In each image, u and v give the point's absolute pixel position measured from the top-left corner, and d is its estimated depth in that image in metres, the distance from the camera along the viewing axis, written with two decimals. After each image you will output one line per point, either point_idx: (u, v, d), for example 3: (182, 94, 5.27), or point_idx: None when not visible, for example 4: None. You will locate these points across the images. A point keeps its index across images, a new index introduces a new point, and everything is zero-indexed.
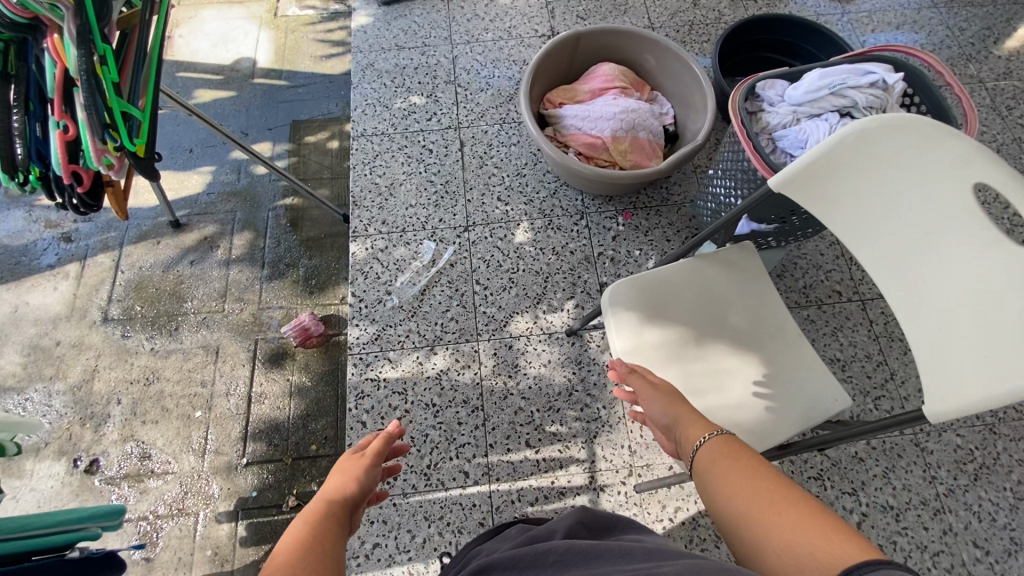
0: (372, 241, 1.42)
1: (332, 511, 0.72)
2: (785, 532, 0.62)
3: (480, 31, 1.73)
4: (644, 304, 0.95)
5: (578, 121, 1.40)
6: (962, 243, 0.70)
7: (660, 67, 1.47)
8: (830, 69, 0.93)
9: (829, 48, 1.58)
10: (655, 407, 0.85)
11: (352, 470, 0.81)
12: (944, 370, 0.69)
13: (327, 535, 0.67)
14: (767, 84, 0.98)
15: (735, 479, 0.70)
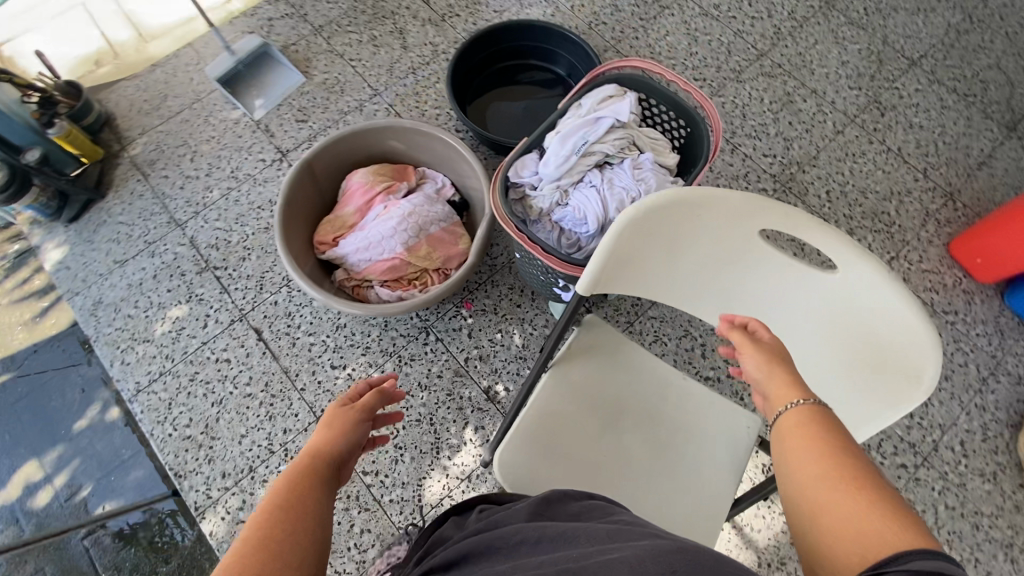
0: (223, 506, 1.18)
1: (310, 484, 0.61)
2: (832, 510, 0.48)
3: (202, 193, 1.46)
4: (540, 451, 0.86)
5: (364, 251, 1.23)
6: (784, 283, 0.66)
7: (410, 145, 1.35)
8: (567, 129, 0.85)
9: (547, 36, 1.55)
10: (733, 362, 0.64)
11: (335, 429, 0.70)
12: (825, 397, 0.69)
13: (297, 512, 0.57)
14: (519, 164, 0.88)
15: (801, 439, 0.54)
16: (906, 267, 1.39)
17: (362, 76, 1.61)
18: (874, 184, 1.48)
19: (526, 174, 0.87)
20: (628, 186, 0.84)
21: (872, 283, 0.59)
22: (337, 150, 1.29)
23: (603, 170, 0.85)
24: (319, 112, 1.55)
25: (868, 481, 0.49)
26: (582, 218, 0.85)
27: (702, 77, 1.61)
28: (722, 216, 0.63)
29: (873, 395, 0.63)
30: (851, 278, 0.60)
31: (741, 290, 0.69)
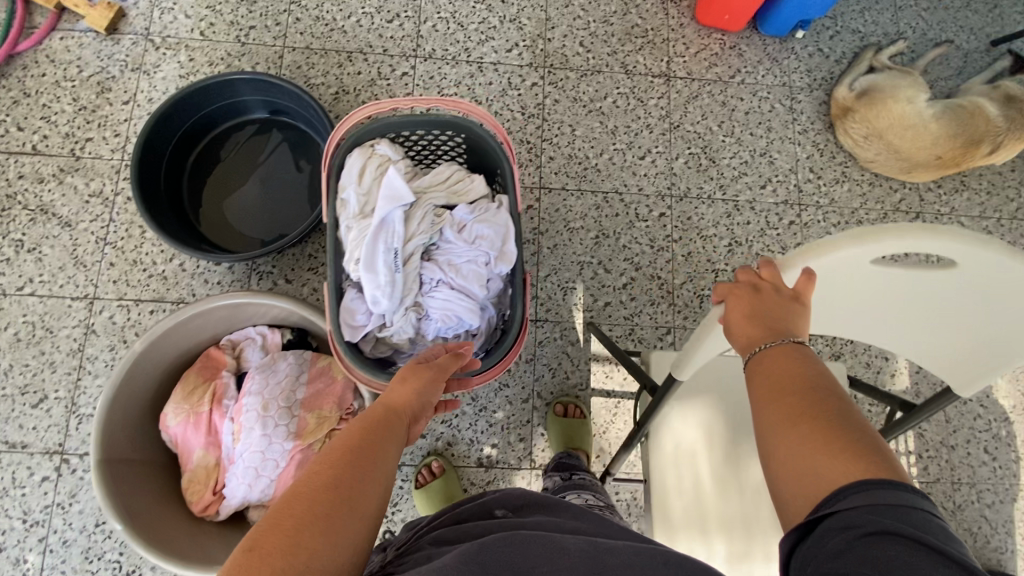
0: None
1: (389, 426, 0.58)
2: (790, 451, 0.49)
3: (16, 572, 1.07)
4: (688, 507, 0.82)
5: (257, 476, 0.99)
6: (897, 284, 0.65)
7: (189, 335, 1.06)
8: (365, 254, 0.68)
9: (204, 95, 1.19)
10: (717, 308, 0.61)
11: (414, 377, 0.64)
12: (947, 358, 0.71)
13: (369, 456, 0.52)
14: (346, 315, 0.71)
15: (766, 381, 0.54)
16: (683, 61, 1.41)
17: (53, 296, 1.18)
18: (607, 7, 1.43)
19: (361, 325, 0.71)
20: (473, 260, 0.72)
21: (999, 268, 0.58)
22: (116, 415, 0.97)
23: (433, 259, 0.70)
24: (49, 377, 1.15)
25: (837, 423, 0.48)
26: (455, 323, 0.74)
27: (393, 16, 1.38)
28: (830, 265, 0.61)
29: (1005, 350, 0.65)
30: (971, 267, 0.60)
31: (845, 301, 0.68)
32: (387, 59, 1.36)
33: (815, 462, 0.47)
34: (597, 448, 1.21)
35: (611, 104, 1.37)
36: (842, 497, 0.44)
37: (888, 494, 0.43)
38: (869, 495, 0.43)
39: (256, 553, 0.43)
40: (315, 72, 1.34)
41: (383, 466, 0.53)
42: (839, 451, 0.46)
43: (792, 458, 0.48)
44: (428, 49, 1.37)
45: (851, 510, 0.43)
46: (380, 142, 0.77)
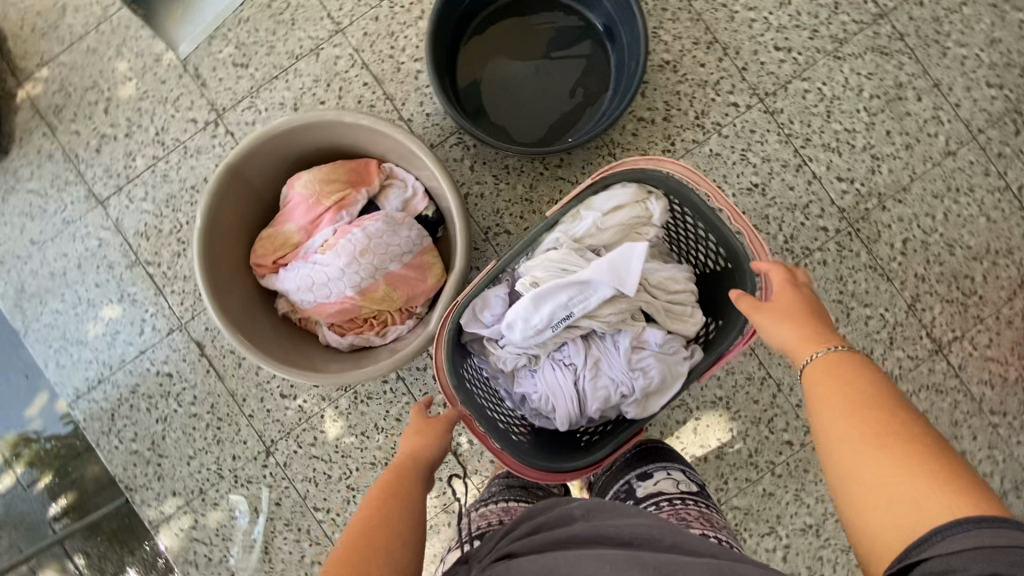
0: (177, 521, 1.20)
1: (409, 480, 0.68)
2: (866, 465, 0.54)
3: (123, 161, 1.18)
4: None
5: (309, 289, 1.02)
6: None
7: (373, 138, 1.03)
8: (545, 293, 0.81)
9: None
10: (781, 330, 0.68)
11: (430, 432, 0.76)
12: None
13: (398, 516, 0.62)
14: (483, 303, 0.85)
15: (832, 381, 0.61)
16: (967, 352, 1.15)
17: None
18: (967, 236, 1.16)
19: (485, 324, 0.85)
20: (619, 376, 0.84)
21: None
22: (271, 142, 0.98)
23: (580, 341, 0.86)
24: (262, 54, 1.17)
25: (940, 467, 0.51)
26: (556, 398, 0.85)
27: (784, 48, 1.17)
28: None
29: None
30: None
31: None
32: (738, 78, 1.17)
33: (901, 482, 0.52)
34: None
35: (863, 315, 1.15)
36: (933, 536, 0.48)
37: (995, 537, 0.46)
38: (977, 535, 0.46)
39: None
40: (673, 28, 1.18)
41: (403, 505, 0.64)
42: (926, 473, 0.51)
43: (874, 475, 0.54)
44: (778, 106, 1.17)
45: (951, 551, 0.47)
46: (654, 200, 0.83)
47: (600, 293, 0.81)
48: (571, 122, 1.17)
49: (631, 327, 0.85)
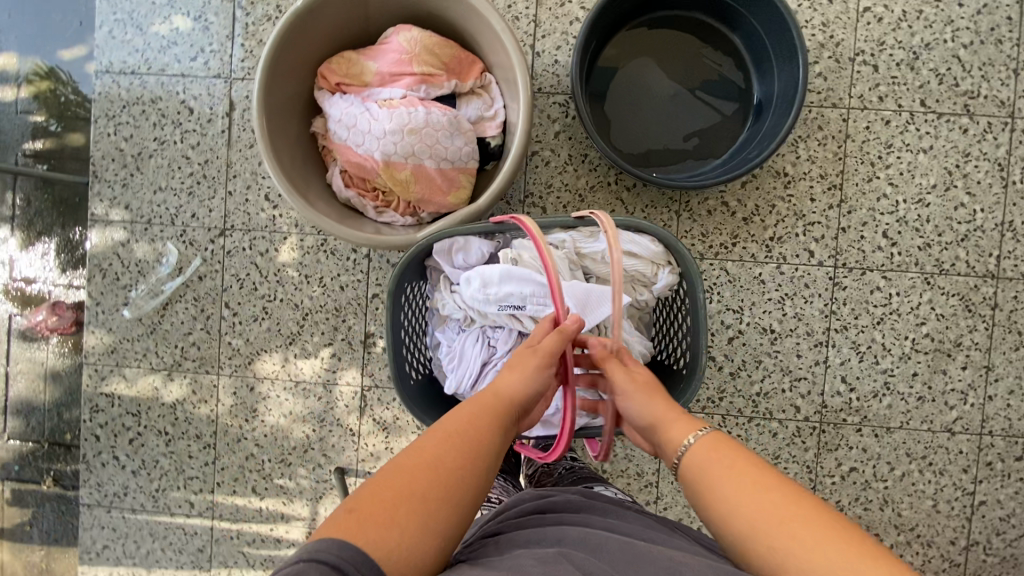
0: (112, 230, 1.22)
1: (485, 419, 0.66)
2: (783, 541, 0.54)
3: None
4: None
5: (347, 127, 1.02)
6: None
7: (493, 43, 1.01)
8: (515, 272, 0.83)
9: (772, 17, 1.02)
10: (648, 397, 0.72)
11: (521, 369, 0.72)
12: None
13: (462, 463, 0.60)
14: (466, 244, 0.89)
15: (707, 473, 0.62)
16: None
17: None
18: (904, 504, 1.14)
19: (452, 261, 0.89)
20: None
21: None
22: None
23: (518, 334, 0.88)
24: None
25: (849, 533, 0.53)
26: (460, 363, 0.90)
27: (890, 239, 1.12)
28: None
29: None
30: None
31: None
32: (830, 234, 1.13)
33: (819, 549, 0.52)
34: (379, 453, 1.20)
35: None
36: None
37: None
38: None
39: (355, 514, 0.53)
40: (813, 150, 1.12)
41: (464, 462, 0.60)
42: (836, 534, 0.53)
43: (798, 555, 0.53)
44: (844, 282, 1.13)
45: None
46: (666, 270, 0.83)
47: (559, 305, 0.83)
48: (668, 161, 1.13)
49: None
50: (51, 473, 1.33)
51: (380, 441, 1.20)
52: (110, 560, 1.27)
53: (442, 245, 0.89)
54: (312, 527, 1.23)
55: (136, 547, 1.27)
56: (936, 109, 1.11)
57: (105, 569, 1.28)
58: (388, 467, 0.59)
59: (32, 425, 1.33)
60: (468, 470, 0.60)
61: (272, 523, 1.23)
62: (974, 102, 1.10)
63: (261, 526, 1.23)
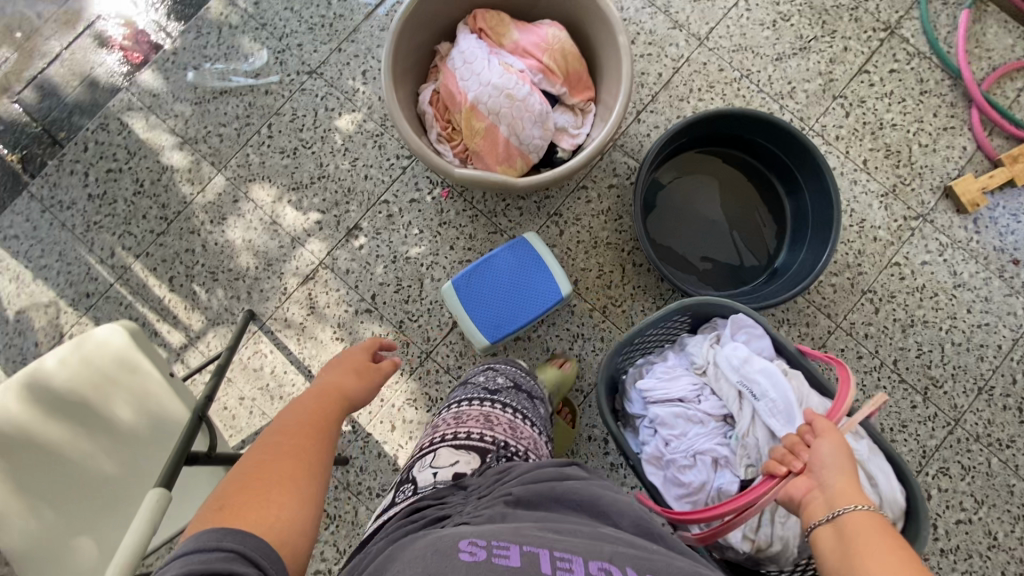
0: (231, 11, 1.32)
1: (326, 413, 0.73)
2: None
3: None
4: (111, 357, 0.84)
5: (464, 61, 1.13)
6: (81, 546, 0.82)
7: (611, 83, 1.14)
8: (782, 381, 0.96)
9: (822, 211, 1.14)
10: (828, 447, 0.73)
11: (364, 377, 0.83)
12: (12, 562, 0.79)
13: (311, 446, 0.65)
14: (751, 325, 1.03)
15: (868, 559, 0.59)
16: None
17: (722, 17, 1.30)
18: None
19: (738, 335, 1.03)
20: (690, 444, 0.99)
21: None
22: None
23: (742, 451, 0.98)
24: None
25: None
26: (671, 383, 1.05)
27: None
28: None
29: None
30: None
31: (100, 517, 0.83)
32: None
33: None
34: (292, 322, 1.23)
35: None
36: None
37: None
38: None
39: (231, 507, 0.54)
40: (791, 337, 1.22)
41: (312, 442, 0.66)
42: None
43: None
44: None
45: None
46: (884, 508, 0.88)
47: (789, 434, 0.94)
48: (678, 268, 1.23)
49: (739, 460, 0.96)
50: (21, 152, 1.35)
51: (299, 315, 1.23)
52: (8, 251, 1.27)
53: (743, 317, 1.03)
54: (190, 342, 1.22)
55: (38, 256, 1.26)
56: (902, 374, 1.21)
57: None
58: (232, 480, 0.59)
59: (39, 106, 1.37)
60: (322, 457, 0.66)
61: (160, 316, 1.23)
62: (934, 389, 1.20)
63: (149, 312, 1.24)
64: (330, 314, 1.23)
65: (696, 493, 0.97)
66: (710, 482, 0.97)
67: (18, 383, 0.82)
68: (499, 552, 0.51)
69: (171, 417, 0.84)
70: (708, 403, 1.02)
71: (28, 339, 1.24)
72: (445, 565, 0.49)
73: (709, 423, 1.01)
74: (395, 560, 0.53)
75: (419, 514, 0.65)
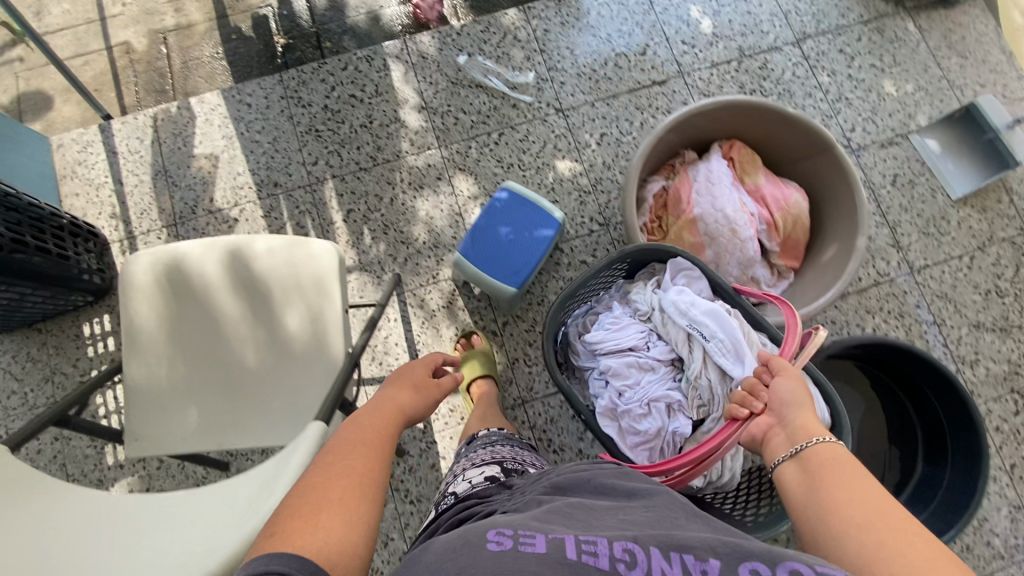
0: (522, 23, 1.41)
1: (382, 424, 0.73)
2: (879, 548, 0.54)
3: (825, 67, 1.40)
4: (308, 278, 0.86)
5: (706, 178, 1.17)
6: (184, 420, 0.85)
7: (822, 269, 1.15)
8: (715, 317, 1.01)
9: (956, 492, 1.11)
10: (788, 386, 0.78)
11: (420, 391, 0.88)
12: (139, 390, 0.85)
13: (376, 454, 0.66)
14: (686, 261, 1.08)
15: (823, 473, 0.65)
16: None
17: (941, 261, 1.30)
18: None
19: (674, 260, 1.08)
20: (646, 392, 1.04)
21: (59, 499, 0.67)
22: (847, 193, 1.12)
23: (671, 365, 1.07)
24: (899, 197, 1.33)
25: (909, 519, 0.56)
26: (618, 333, 1.09)
27: None
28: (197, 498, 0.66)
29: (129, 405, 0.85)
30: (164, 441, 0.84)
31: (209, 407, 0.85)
32: None
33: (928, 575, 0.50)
34: (424, 304, 1.26)
35: None
36: None
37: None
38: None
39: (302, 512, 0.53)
40: None
41: (373, 446, 0.67)
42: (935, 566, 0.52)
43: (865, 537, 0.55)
44: None
45: None
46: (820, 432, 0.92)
47: (731, 368, 0.98)
48: None
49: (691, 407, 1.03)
50: (289, 40, 1.47)
51: (435, 302, 1.26)
52: (234, 111, 1.35)
53: (682, 261, 1.07)
54: None
55: (255, 130, 1.34)
56: None
57: (224, 111, 1.35)
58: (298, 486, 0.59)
59: (324, 11, 1.49)
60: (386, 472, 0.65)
61: (320, 236, 1.28)
62: None
63: (314, 227, 1.29)
64: (460, 317, 1.26)
65: (652, 440, 1.02)
66: (664, 426, 1.02)
67: (225, 247, 0.87)
68: (524, 539, 0.47)
69: (336, 363, 0.85)
70: (655, 348, 1.08)
71: (204, 191, 1.30)
72: (471, 563, 0.45)
73: (658, 371, 1.06)
74: (416, 562, 0.48)
75: (469, 512, 0.66)
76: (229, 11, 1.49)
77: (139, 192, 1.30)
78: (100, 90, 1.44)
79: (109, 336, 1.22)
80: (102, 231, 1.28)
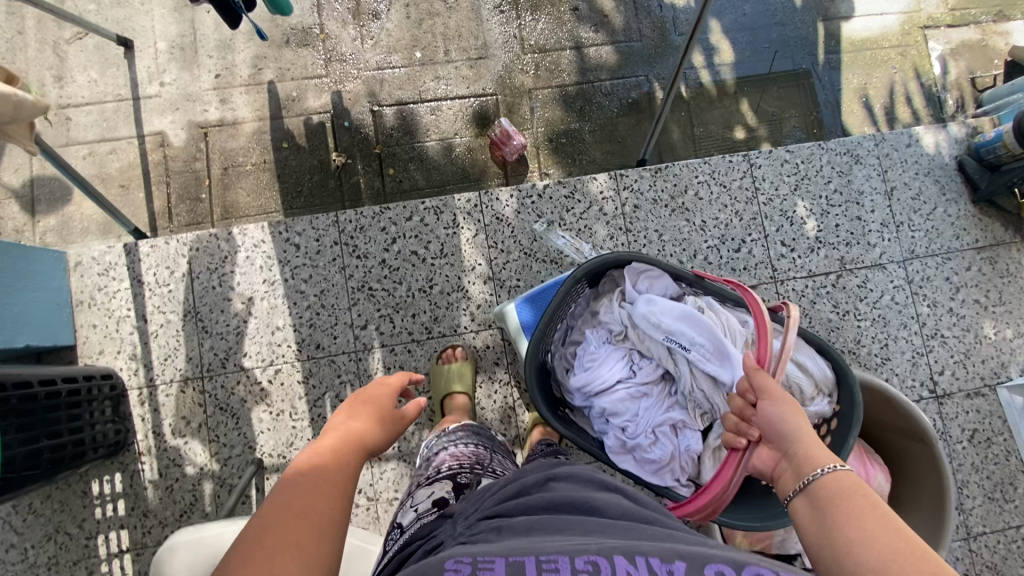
0: (610, 195, 1.27)
1: (346, 451, 0.63)
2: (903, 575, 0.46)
3: (925, 294, 1.29)
4: None
5: None
6: None
7: None
8: (689, 319, 0.94)
9: None
10: (774, 412, 0.69)
11: (368, 434, 0.69)
12: None
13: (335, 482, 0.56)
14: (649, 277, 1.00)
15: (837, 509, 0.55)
16: None
17: (1000, 530, 1.25)
18: None
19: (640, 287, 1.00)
20: (642, 420, 0.97)
21: None
22: (930, 520, 1.04)
23: (665, 386, 1.00)
24: (973, 454, 1.26)
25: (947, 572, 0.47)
26: (602, 366, 0.99)
27: None
28: None
29: None
30: None
31: None
32: None
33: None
34: None
35: None
36: None
37: None
38: None
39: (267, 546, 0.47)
40: None
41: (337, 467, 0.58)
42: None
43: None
44: None
45: None
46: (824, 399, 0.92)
47: (721, 371, 0.92)
48: None
49: (696, 421, 0.96)
50: (348, 159, 1.31)
51: None
52: (280, 252, 1.20)
53: (638, 266, 1.00)
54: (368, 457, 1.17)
55: (301, 279, 1.20)
56: None
57: (269, 250, 1.20)
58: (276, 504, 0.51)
59: (393, 132, 1.33)
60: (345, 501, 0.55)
61: None
62: None
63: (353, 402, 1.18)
64: None
65: (668, 465, 0.95)
66: (676, 447, 0.96)
67: None
68: (483, 566, 0.44)
69: None
70: (643, 370, 1.01)
71: (236, 341, 1.18)
72: None
73: (649, 395, 0.99)
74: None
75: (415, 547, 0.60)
76: (283, 111, 1.31)
77: (166, 334, 1.17)
78: (126, 187, 1.27)
79: (119, 499, 1.13)
80: (119, 373, 1.16)
